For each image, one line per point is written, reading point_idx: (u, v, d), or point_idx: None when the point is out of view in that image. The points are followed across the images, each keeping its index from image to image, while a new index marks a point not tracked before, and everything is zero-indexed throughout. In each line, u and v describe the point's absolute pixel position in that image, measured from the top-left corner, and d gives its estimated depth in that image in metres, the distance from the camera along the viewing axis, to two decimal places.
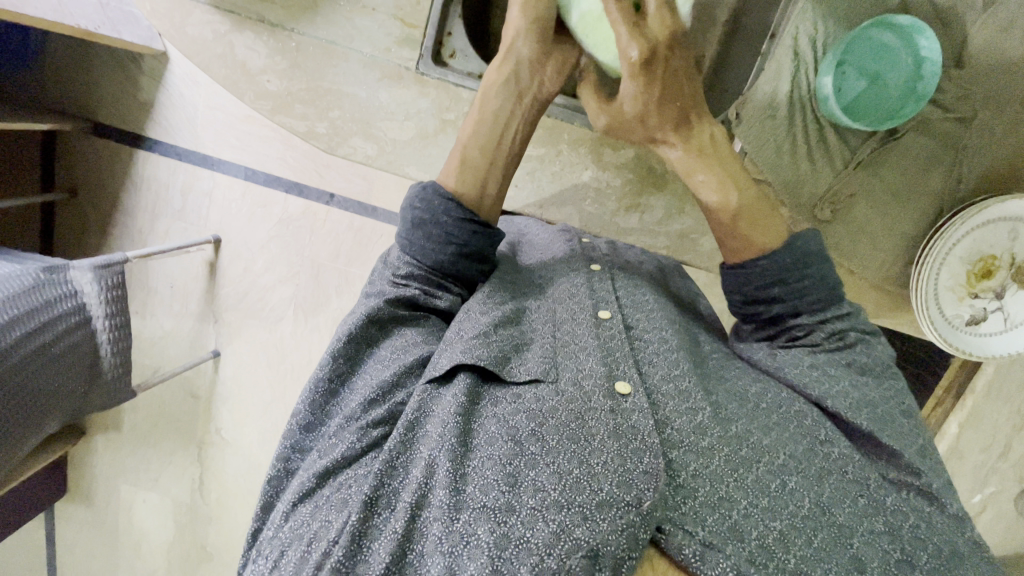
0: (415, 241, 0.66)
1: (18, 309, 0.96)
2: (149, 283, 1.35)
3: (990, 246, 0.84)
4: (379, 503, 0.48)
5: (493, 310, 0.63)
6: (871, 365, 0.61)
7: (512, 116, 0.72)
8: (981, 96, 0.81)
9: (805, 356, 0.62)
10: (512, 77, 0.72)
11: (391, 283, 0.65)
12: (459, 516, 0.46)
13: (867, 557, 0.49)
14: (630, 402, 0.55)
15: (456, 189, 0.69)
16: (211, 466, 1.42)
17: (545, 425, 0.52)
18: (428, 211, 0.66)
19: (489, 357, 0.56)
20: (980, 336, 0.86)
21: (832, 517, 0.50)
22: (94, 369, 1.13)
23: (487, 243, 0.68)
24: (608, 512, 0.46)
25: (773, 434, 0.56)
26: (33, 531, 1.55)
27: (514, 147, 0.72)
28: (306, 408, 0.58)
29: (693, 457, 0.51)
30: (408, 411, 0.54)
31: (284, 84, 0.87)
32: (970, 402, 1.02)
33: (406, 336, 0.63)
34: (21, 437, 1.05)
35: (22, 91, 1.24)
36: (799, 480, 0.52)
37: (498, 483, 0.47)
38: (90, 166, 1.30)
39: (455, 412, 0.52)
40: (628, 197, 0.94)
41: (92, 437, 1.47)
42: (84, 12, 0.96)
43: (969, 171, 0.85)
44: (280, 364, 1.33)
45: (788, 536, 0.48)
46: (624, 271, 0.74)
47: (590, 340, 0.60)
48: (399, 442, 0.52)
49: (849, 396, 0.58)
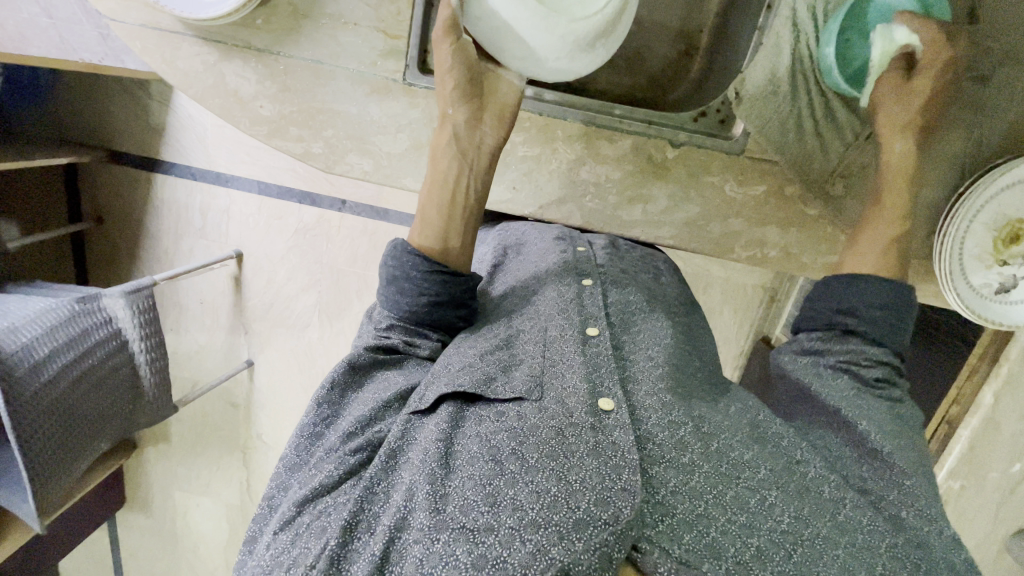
0: (390, 296, 0.69)
1: (59, 340, 1.01)
2: (179, 301, 1.40)
3: (1017, 210, 0.79)
4: (359, 527, 0.49)
5: (479, 343, 0.65)
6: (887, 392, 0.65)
7: (463, 174, 0.74)
8: (999, 51, 0.77)
9: (848, 387, 0.65)
10: (452, 141, 0.74)
11: (374, 335, 0.69)
12: (439, 536, 0.46)
13: (854, 568, 0.48)
14: (612, 418, 0.55)
15: (420, 245, 0.71)
16: (257, 469, 1.49)
17: (525, 444, 0.52)
18: (399, 268, 0.69)
19: (471, 381, 0.58)
20: (1007, 303, 0.82)
21: (816, 528, 0.50)
22: (137, 390, 1.20)
23: (459, 290, 0.70)
24: (585, 532, 0.46)
25: (754, 449, 0.56)
26: (100, 540, 1.65)
27: (471, 199, 0.74)
28: (292, 450, 0.60)
29: (674, 474, 0.52)
30: (391, 439, 0.56)
31: (278, 107, 0.85)
32: (1006, 369, 0.98)
33: (389, 377, 0.65)
34: (75, 458, 1.12)
35: (43, 126, 1.30)
36: (778, 494, 0.52)
37: (478, 503, 0.48)
38: (111, 193, 1.35)
39: (437, 438, 0.54)
40: (630, 188, 0.91)
41: (143, 450, 1.55)
42: (87, 49, 1.06)
43: (991, 131, 0.80)
44: (311, 367, 1.38)
45: (766, 552, 0.48)
46: (614, 283, 0.76)
47: (576, 357, 0.61)
48: (380, 469, 0.54)
49: (850, 403, 0.63)
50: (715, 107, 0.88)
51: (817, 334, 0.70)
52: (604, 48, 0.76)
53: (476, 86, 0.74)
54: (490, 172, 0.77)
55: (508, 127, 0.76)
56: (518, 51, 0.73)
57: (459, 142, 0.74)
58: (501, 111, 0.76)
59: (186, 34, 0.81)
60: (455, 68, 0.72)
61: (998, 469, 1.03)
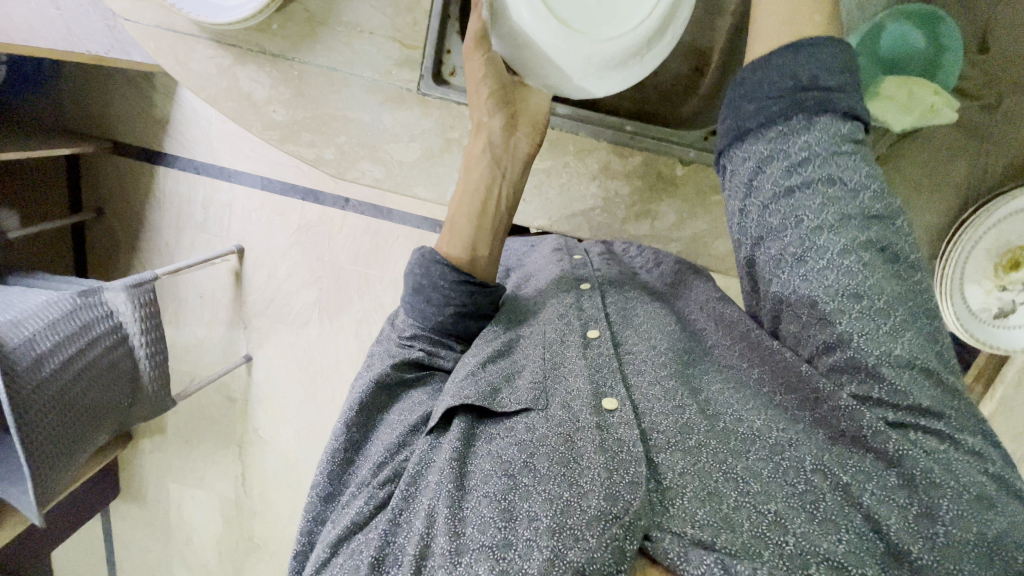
0: (416, 305, 0.70)
1: (61, 334, 1.01)
2: (180, 294, 1.40)
3: (1019, 237, 0.81)
4: (387, 561, 0.51)
5: (485, 347, 0.66)
6: (873, 205, 0.54)
7: (497, 184, 0.77)
8: (1008, 80, 0.78)
9: (832, 233, 0.53)
10: (487, 151, 0.76)
11: (397, 343, 0.70)
12: (461, 560, 0.48)
13: (882, 514, 0.47)
14: (616, 417, 0.57)
15: (448, 253, 0.74)
16: (252, 464, 1.49)
17: (535, 454, 0.54)
18: (425, 277, 0.70)
19: (477, 394, 0.59)
20: (1008, 328, 0.83)
21: (838, 478, 0.50)
22: (136, 384, 1.20)
23: (483, 300, 0.71)
24: (597, 528, 0.48)
25: (771, 413, 0.56)
26: (94, 529, 1.65)
27: (501, 210, 0.77)
28: (323, 479, 0.62)
29: (681, 456, 0.53)
30: (410, 466, 0.57)
31: (292, 113, 0.85)
32: (1000, 392, 1.00)
33: (413, 398, 0.66)
34: (74, 452, 1.13)
35: (45, 116, 1.30)
36: (793, 457, 0.52)
37: (495, 520, 0.49)
38: (113, 184, 1.34)
39: (450, 457, 0.55)
40: (638, 204, 0.94)
41: (139, 441, 1.55)
42: (94, 40, 1.06)
43: (996, 159, 0.81)
44: (309, 364, 1.38)
45: (786, 516, 0.48)
46: (614, 284, 0.77)
47: (578, 361, 0.62)
48: (402, 498, 0.55)
49: (838, 267, 0.52)
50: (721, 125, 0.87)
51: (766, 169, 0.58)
52: (638, 69, 0.73)
53: (510, 95, 0.77)
54: (521, 180, 0.80)
55: (541, 135, 0.79)
56: (546, 67, 0.73)
57: (495, 152, 0.77)
58: (534, 123, 0.78)
59: (201, 37, 0.81)
60: (489, 78, 0.74)
61: None
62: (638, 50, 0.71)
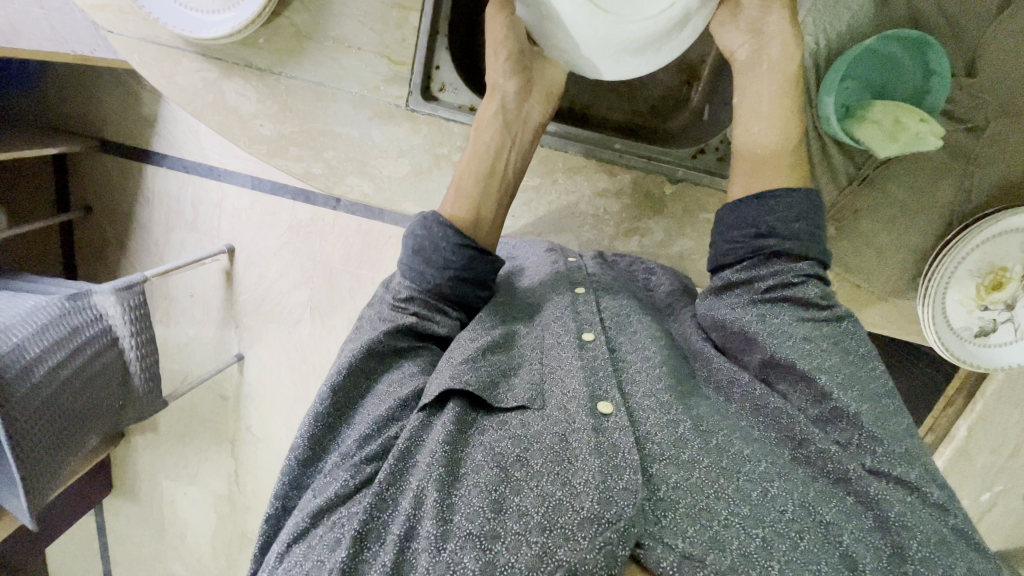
0: (415, 266, 0.69)
1: (49, 339, 1.01)
2: (170, 293, 1.39)
3: (1001, 258, 0.83)
4: (371, 535, 0.50)
5: (483, 336, 0.66)
6: (824, 310, 0.63)
7: (505, 148, 0.78)
8: (993, 104, 0.79)
9: (793, 323, 0.62)
10: (500, 112, 0.77)
11: (392, 306, 0.69)
12: (446, 546, 0.47)
13: (858, 553, 0.49)
14: (612, 421, 0.57)
15: (452, 214, 0.73)
16: (244, 462, 1.49)
17: (529, 451, 0.55)
18: (427, 238, 0.70)
19: (478, 382, 0.59)
20: (989, 347, 0.85)
21: (819, 516, 0.51)
22: (127, 387, 1.20)
23: (484, 266, 0.71)
24: (589, 530, 0.48)
25: (755, 445, 0.57)
26: (86, 525, 1.66)
27: (508, 175, 0.78)
28: (304, 442, 0.60)
29: (674, 470, 0.53)
30: (401, 440, 0.57)
31: (279, 127, 0.85)
32: (980, 406, 1.04)
33: (403, 370, 0.65)
34: (65, 456, 1.13)
35: (32, 113, 1.28)
36: (781, 485, 0.53)
37: (484, 510, 0.49)
38: (101, 184, 1.33)
39: (443, 441, 0.55)
40: (626, 221, 0.95)
41: (132, 439, 1.55)
42: (80, 39, 1.04)
43: (982, 181, 0.83)
44: (301, 364, 1.38)
45: (773, 542, 0.48)
46: (607, 289, 0.76)
47: (574, 362, 0.63)
48: (390, 474, 0.54)
49: (801, 347, 0.60)
50: (713, 145, 0.87)
51: (737, 267, 0.68)
52: (655, 57, 0.73)
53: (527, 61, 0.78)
54: (529, 149, 0.81)
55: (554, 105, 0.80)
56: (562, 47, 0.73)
57: (506, 114, 0.78)
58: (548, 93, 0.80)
59: (186, 49, 0.80)
60: (509, 41, 0.77)
61: (968, 496, 1.09)
62: (659, 39, 0.70)
